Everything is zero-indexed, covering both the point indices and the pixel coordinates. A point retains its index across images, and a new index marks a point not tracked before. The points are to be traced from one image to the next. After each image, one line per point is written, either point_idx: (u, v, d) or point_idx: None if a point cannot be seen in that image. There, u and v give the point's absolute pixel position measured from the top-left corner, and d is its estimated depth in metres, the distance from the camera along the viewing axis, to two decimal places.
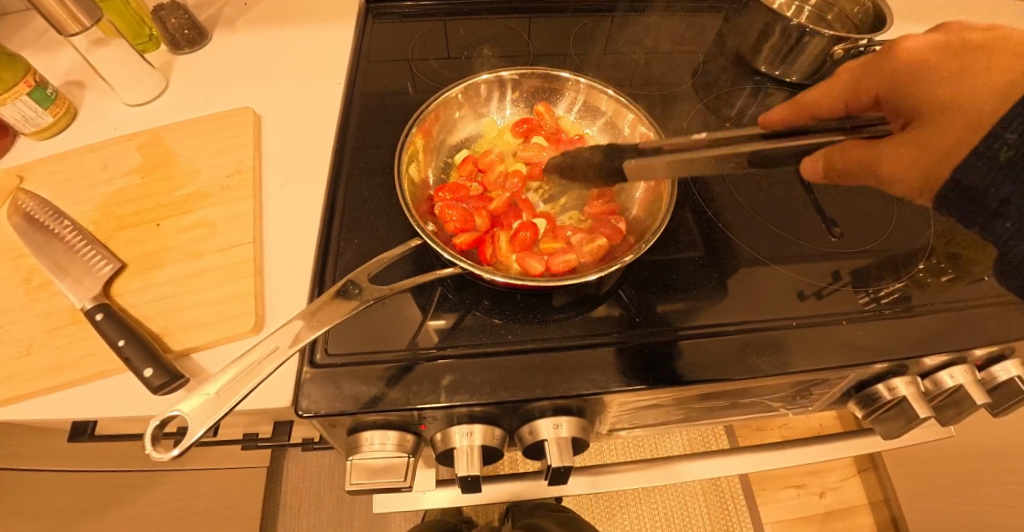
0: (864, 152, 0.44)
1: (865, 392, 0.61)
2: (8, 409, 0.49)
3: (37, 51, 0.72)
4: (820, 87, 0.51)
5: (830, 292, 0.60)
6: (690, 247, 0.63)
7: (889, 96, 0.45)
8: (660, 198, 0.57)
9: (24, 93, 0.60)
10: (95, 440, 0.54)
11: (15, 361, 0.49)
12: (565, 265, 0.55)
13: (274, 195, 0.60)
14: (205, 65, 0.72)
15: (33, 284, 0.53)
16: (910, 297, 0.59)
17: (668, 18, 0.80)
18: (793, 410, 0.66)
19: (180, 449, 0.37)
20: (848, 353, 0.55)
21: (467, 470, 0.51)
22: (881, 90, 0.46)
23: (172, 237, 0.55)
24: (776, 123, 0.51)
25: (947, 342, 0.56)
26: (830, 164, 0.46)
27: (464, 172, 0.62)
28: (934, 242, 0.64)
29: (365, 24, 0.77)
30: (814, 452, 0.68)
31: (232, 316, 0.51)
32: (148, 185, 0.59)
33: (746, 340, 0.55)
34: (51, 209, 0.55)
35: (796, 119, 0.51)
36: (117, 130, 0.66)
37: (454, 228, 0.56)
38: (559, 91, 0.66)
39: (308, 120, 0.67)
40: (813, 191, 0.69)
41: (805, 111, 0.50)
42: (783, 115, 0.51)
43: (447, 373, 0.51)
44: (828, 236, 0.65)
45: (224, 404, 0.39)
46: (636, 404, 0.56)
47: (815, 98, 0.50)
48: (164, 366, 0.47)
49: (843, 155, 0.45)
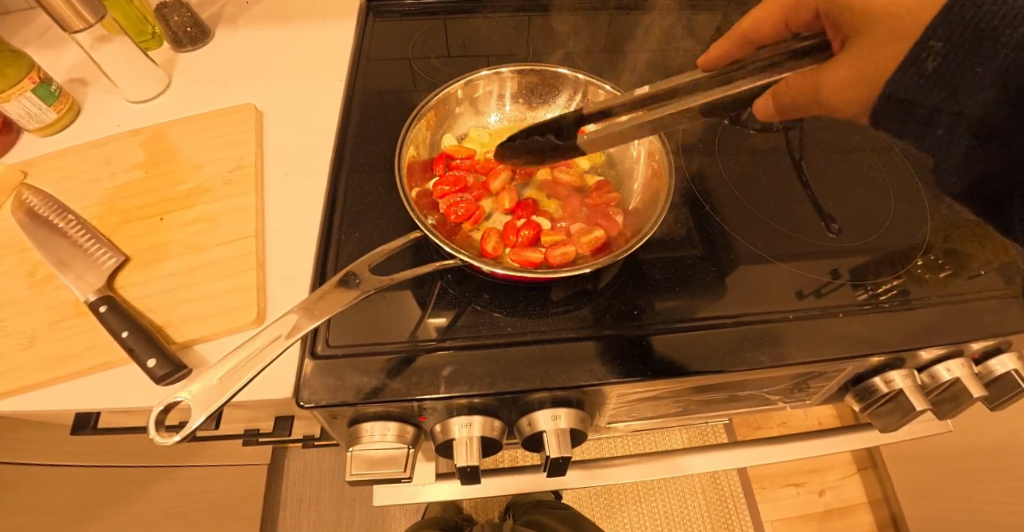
0: (809, 86, 0.45)
1: (862, 386, 0.61)
2: (12, 400, 0.49)
3: (41, 49, 0.73)
4: (755, 15, 0.54)
5: (825, 287, 0.60)
6: (688, 242, 0.63)
7: (828, 11, 0.47)
8: (660, 188, 0.58)
9: (29, 88, 0.60)
10: (98, 432, 0.54)
11: (19, 353, 0.50)
12: (561, 254, 0.55)
13: (276, 191, 0.61)
14: (207, 62, 0.73)
15: (37, 278, 0.54)
16: (907, 292, 0.60)
17: (666, 16, 0.80)
18: (790, 403, 0.67)
19: (182, 434, 0.38)
20: (844, 345, 0.55)
21: (465, 462, 0.51)
22: (816, 4, 0.48)
23: (175, 231, 0.56)
24: (716, 61, 0.55)
25: (943, 335, 0.57)
26: (778, 102, 0.47)
27: (461, 162, 0.62)
28: (930, 237, 0.65)
29: (366, 22, 0.77)
30: (813, 446, 0.68)
31: (234, 309, 0.51)
32: (151, 180, 0.59)
33: (743, 333, 0.55)
34: (55, 204, 0.56)
35: (735, 49, 0.54)
36: (120, 126, 0.66)
37: (457, 216, 0.57)
38: (559, 87, 0.67)
39: (309, 116, 0.67)
40: (811, 187, 0.69)
41: (741, 37, 0.54)
42: (721, 52, 0.55)
43: (447, 364, 0.51)
44: (825, 232, 0.65)
45: (225, 391, 0.40)
46: (633, 396, 0.57)
47: (751, 23, 0.53)
48: (167, 357, 0.47)
49: (790, 89, 0.46)
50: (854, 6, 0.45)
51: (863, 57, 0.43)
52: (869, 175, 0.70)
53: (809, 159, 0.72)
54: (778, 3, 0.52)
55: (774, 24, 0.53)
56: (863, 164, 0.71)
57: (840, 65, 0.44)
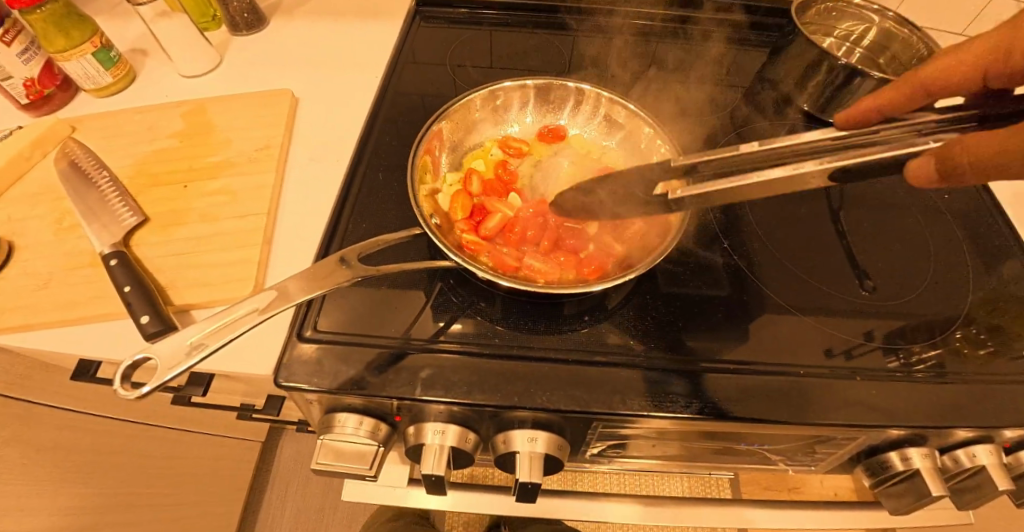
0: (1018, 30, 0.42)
1: (874, 459, 0.56)
2: (14, 337, 0.51)
3: (112, 18, 0.78)
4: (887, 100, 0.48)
5: (859, 353, 0.56)
6: (716, 287, 0.60)
7: (1001, 59, 0.43)
8: None
9: (90, 52, 0.64)
10: (96, 382, 0.55)
11: (32, 293, 0.52)
12: (537, 270, 0.54)
13: (297, 175, 0.62)
14: (259, 46, 0.76)
15: (63, 226, 0.56)
16: (944, 365, 0.55)
17: (712, 48, 0.79)
18: (793, 467, 0.63)
19: (148, 388, 0.38)
20: (857, 411, 0.51)
21: (431, 469, 0.50)
22: (991, 66, 0.43)
23: (196, 198, 0.58)
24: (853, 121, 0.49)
25: (973, 418, 0.52)
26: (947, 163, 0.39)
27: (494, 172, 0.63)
28: (974, 310, 0.60)
29: (412, 24, 0.79)
30: (812, 517, 0.63)
31: (234, 279, 0.52)
32: (187, 148, 0.62)
33: (748, 383, 0.52)
34: (94, 159, 0.59)
35: (906, 96, 0.47)
36: (168, 96, 0.70)
37: (475, 241, 0.56)
38: (590, 105, 0.66)
39: (339, 108, 0.69)
40: (849, 238, 0.66)
41: (917, 85, 0.47)
42: (874, 105, 0.48)
43: (426, 366, 0.50)
44: (858, 291, 0.61)
45: (198, 352, 0.40)
46: (620, 431, 0.54)
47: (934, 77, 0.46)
48: (161, 316, 0.48)
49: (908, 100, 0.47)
50: (1021, 60, 0.41)
51: (998, 137, 0.38)
52: (915, 236, 0.66)
53: (848, 211, 0.68)
54: (985, 43, 0.44)
55: (925, 92, 0.47)
56: (907, 223, 0.67)
57: (966, 50, 0.45)
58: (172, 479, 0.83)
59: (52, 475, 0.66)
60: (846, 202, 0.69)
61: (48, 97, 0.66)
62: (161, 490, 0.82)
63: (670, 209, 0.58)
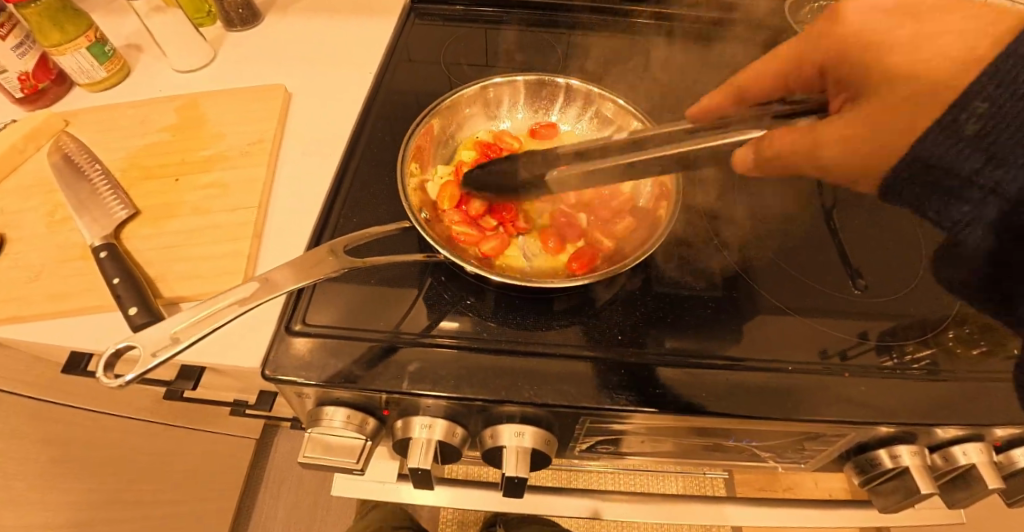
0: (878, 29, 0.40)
1: (864, 457, 0.56)
2: (4, 328, 0.51)
3: (108, 14, 0.78)
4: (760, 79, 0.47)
5: (849, 353, 0.55)
6: (706, 284, 0.60)
7: (831, 66, 0.42)
8: (667, 195, 0.57)
9: (84, 46, 0.65)
10: (86, 375, 0.55)
11: (22, 284, 0.52)
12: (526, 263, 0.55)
13: (289, 170, 0.62)
14: (253, 42, 0.76)
15: (55, 218, 0.57)
16: (934, 363, 0.55)
17: (705, 45, 0.79)
18: (784, 464, 0.63)
19: (130, 376, 0.38)
20: (845, 408, 0.51)
21: (418, 463, 0.50)
22: (823, 58, 0.43)
23: (187, 192, 0.58)
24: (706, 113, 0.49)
25: (963, 416, 0.52)
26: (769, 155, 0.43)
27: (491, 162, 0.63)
28: (965, 309, 0.60)
29: (406, 21, 0.79)
30: (803, 515, 0.63)
31: (224, 272, 0.53)
32: (179, 142, 0.62)
33: (736, 379, 0.52)
34: (86, 152, 0.59)
35: (727, 100, 0.48)
36: (162, 91, 0.70)
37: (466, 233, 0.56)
38: (582, 102, 0.66)
39: (332, 104, 0.69)
40: (840, 236, 0.66)
41: (736, 90, 0.48)
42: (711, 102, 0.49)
43: (414, 360, 0.51)
44: (850, 290, 0.61)
45: (181, 341, 0.40)
46: (609, 427, 0.54)
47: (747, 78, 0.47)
48: (149, 307, 0.48)
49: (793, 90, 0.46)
50: (863, 58, 0.40)
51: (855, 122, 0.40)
52: (907, 234, 0.66)
53: (840, 209, 0.68)
54: (788, 51, 0.46)
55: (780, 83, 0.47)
56: (899, 222, 0.67)
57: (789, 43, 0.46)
58: (165, 474, 0.84)
59: (44, 468, 0.66)
60: (839, 200, 0.69)
61: (42, 91, 0.66)
62: (154, 486, 0.82)
63: (660, 206, 0.58)
